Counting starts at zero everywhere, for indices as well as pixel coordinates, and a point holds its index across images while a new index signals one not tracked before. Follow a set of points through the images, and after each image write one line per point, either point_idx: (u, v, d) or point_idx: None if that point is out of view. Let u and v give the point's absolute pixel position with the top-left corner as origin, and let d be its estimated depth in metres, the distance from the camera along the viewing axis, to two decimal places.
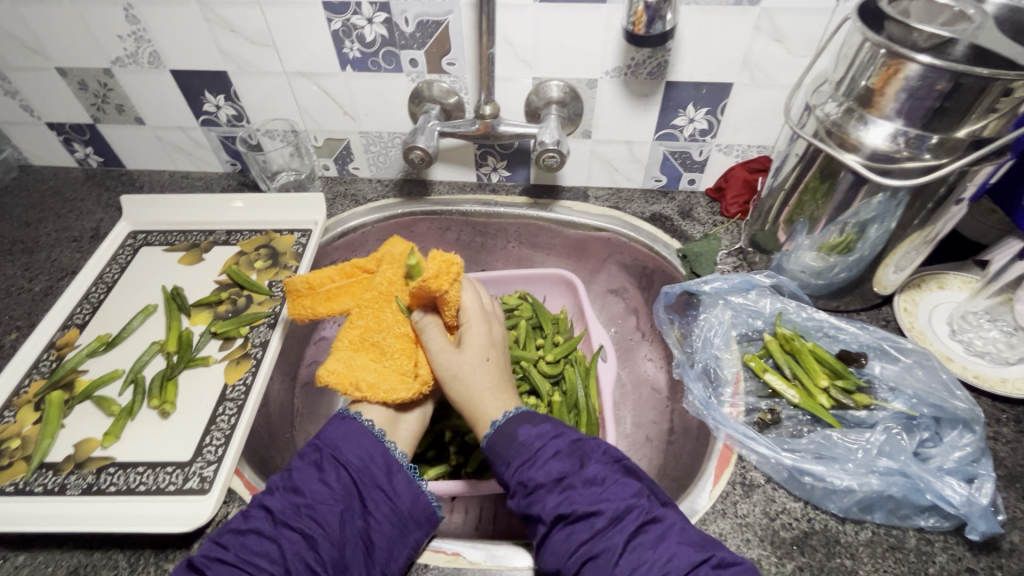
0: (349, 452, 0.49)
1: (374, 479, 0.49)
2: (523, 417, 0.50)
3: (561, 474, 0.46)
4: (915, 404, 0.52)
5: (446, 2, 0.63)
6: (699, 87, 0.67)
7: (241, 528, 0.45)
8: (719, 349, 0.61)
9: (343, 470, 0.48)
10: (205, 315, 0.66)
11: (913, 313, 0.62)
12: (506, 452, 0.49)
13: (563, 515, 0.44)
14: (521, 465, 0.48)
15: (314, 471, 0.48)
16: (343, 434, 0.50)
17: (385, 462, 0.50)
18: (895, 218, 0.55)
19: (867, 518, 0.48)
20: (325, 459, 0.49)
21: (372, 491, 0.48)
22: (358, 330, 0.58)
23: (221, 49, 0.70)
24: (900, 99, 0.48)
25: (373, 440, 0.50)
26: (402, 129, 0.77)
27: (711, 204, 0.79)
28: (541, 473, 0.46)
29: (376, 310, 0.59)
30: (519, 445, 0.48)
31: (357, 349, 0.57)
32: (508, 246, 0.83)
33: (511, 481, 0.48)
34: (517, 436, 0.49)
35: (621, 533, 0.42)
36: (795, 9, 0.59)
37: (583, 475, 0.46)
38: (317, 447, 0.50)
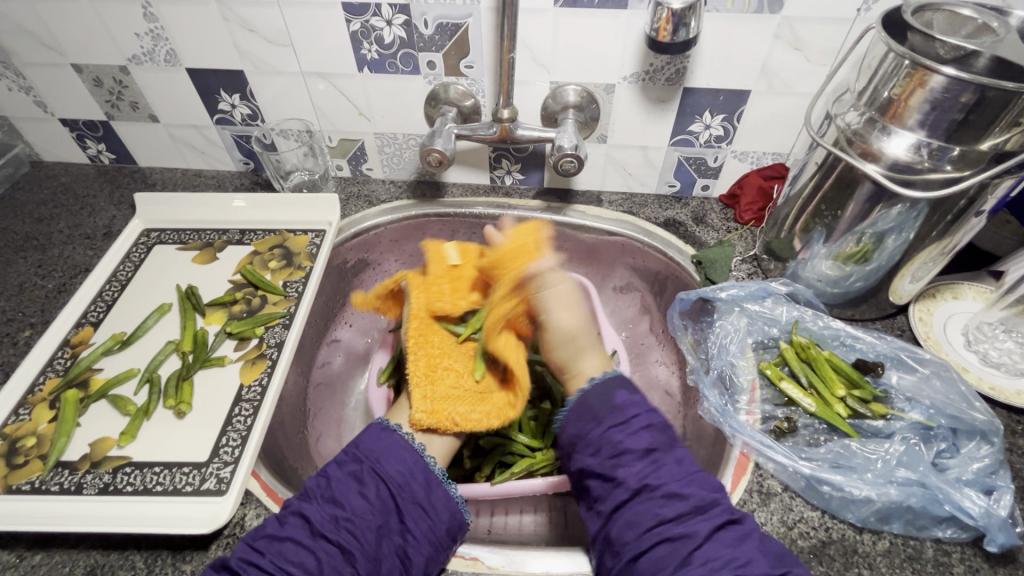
0: (390, 466, 0.49)
1: (413, 495, 0.49)
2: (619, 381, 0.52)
3: (651, 446, 0.47)
4: (933, 415, 0.52)
5: (467, 5, 0.63)
6: (717, 94, 0.67)
7: (277, 534, 0.45)
8: (735, 357, 0.61)
9: (383, 484, 0.48)
10: (220, 315, 0.66)
11: (928, 323, 0.63)
12: (601, 408, 0.49)
13: (648, 486, 0.45)
14: (612, 425, 0.48)
15: (354, 483, 0.48)
16: (384, 447, 0.51)
17: (424, 479, 0.50)
18: (913, 228, 0.56)
19: (885, 528, 0.48)
20: (365, 472, 0.49)
21: (410, 507, 0.48)
22: (423, 360, 0.62)
23: (239, 48, 0.70)
24: (924, 111, 0.48)
25: (413, 456, 0.51)
26: (417, 131, 0.77)
27: (725, 210, 0.79)
28: (632, 440, 0.47)
29: (425, 338, 0.64)
30: (615, 406, 0.49)
31: (431, 380, 0.60)
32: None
33: (596, 440, 0.48)
34: (614, 397, 0.50)
35: (705, 524, 0.43)
36: (815, 18, 0.59)
37: (673, 455, 0.47)
38: (357, 459, 0.50)
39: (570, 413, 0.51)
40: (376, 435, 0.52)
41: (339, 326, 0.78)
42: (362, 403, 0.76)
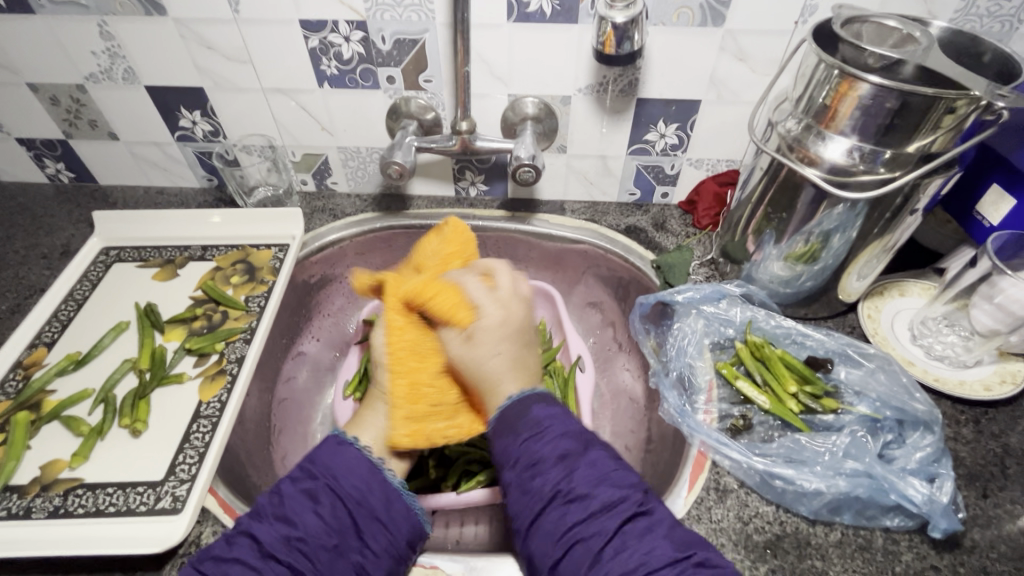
0: (346, 483, 0.49)
1: (372, 511, 0.48)
2: (538, 396, 0.51)
3: (564, 452, 0.46)
4: (879, 407, 0.54)
5: (422, 21, 0.64)
6: (669, 104, 0.69)
7: (226, 555, 0.45)
8: (693, 358, 0.63)
9: (338, 500, 0.48)
10: (180, 331, 0.65)
11: (877, 319, 0.65)
12: (517, 421, 0.49)
13: (561, 493, 0.45)
14: (527, 437, 0.47)
15: (308, 501, 0.47)
16: (342, 463, 0.50)
17: (383, 493, 0.50)
18: (856, 228, 0.58)
19: (837, 520, 0.49)
20: (321, 490, 0.48)
21: (370, 524, 0.48)
22: (404, 379, 0.55)
23: (198, 65, 0.70)
24: (855, 117, 0.50)
25: (370, 470, 0.50)
26: (379, 145, 0.78)
27: (684, 217, 0.81)
28: (547, 449, 0.47)
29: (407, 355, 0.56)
30: (531, 419, 0.49)
31: (414, 401, 0.54)
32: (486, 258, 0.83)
33: (514, 452, 0.47)
34: (530, 411, 0.49)
35: (612, 519, 0.43)
36: (756, 30, 0.62)
37: (586, 458, 0.46)
38: (313, 475, 0.49)
39: (493, 430, 0.50)
40: (333, 449, 0.51)
41: (305, 340, 0.78)
42: (328, 417, 0.75)
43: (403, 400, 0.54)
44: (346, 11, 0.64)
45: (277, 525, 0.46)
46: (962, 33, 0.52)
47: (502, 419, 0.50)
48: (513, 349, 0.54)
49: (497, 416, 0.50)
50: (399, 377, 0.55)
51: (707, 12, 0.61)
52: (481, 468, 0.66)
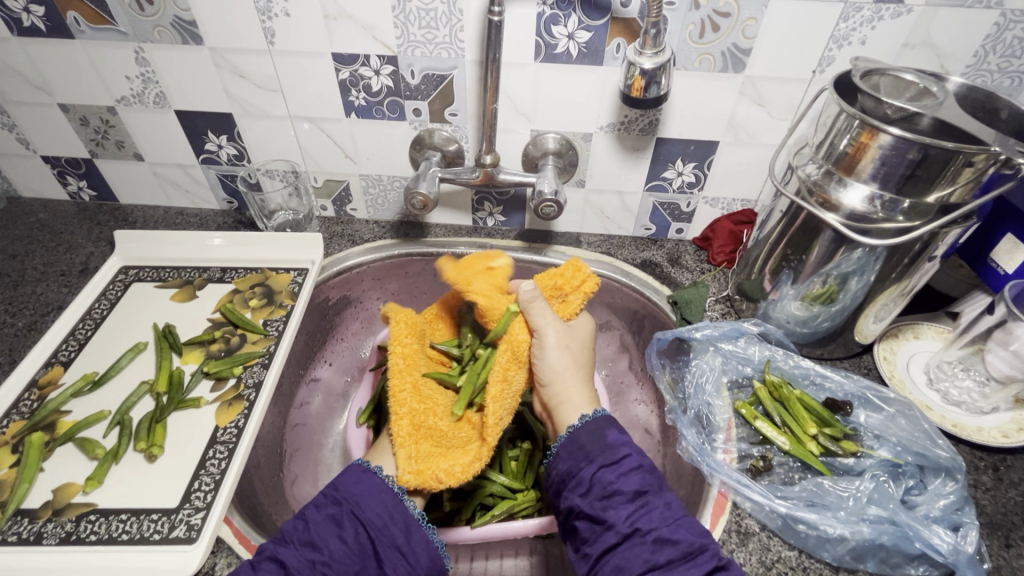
0: (369, 510, 0.49)
1: (392, 539, 0.48)
2: (609, 420, 0.54)
3: (641, 488, 0.48)
4: (900, 452, 0.54)
5: (452, 58, 0.66)
6: (688, 144, 0.71)
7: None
8: (711, 396, 0.63)
9: (360, 527, 0.48)
10: (197, 354, 0.65)
11: (892, 362, 0.65)
12: (592, 447, 0.51)
13: (639, 529, 0.46)
14: (602, 465, 0.50)
15: (332, 526, 0.47)
16: (364, 490, 0.50)
17: (403, 521, 0.49)
18: (874, 271, 0.58)
19: (860, 567, 0.49)
20: (344, 515, 0.48)
21: (389, 552, 0.47)
22: (407, 417, 0.58)
23: (228, 93, 0.72)
24: (875, 166, 0.52)
25: (392, 499, 0.50)
26: (402, 174, 0.79)
27: (699, 252, 0.82)
28: (623, 481, 0.48)
29: (414, 396, 0.61)
30: (606, 444, 0.51)
31: (416, 438, 0.56)
32: None
33: (587, 480, 0.49)
34: (605, 436, 0.52)
35: (694, 570, 0.43)
36: (775, 78, 0.64)
37: (663, 498, 0.48)
38: (336, 501, 0.49)
39: (562, 450, 0.52)
40: (357, 476, 0.51)
41: (318, 365, 0.78)
42: (342, 444, 0.75)
43: (404, 435, 0.56)
44: (379, 46, 0.66)
45: (303, 549, 0.46)
46: (977, 89, 0.54)
47: (575, 438, 0.52)
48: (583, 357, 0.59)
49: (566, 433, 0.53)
50: (400, 416, 0.58)
51: (728, 59, 0.63)
52: (496, 501, 0.66)
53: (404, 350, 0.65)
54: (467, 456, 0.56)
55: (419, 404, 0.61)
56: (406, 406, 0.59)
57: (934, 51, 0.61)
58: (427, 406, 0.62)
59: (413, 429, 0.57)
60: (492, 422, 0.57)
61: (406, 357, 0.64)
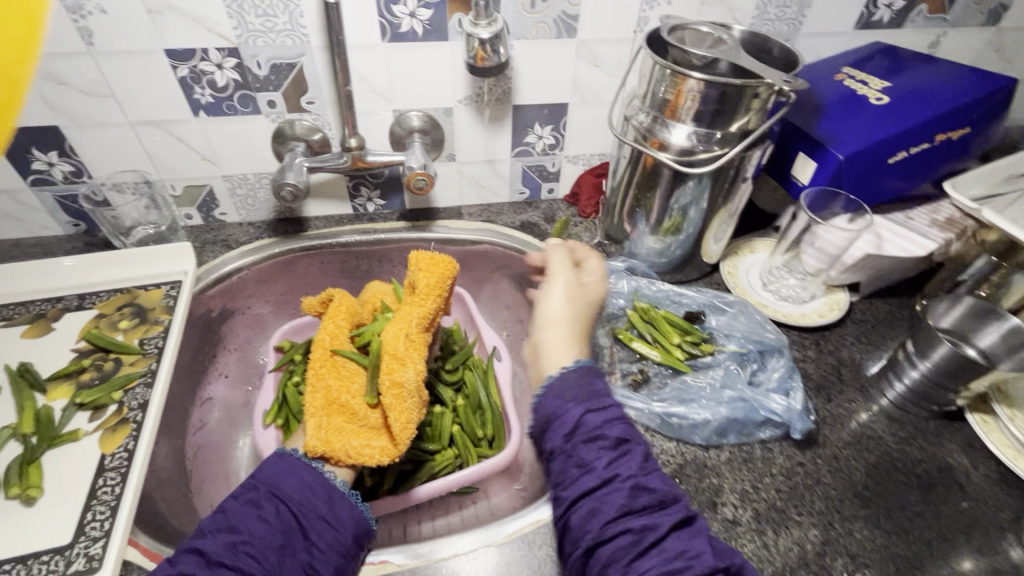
0: (289, 486, 0.49)
1: (316, 510, 0.49)
2: (593, 367, 0.49)
3: (625, 436, 0.45)
4: (744, 343, 0.64)
5: (297, 45, 0.66)
6: (542, 108, 0.77)
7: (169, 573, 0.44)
8: (593, 329, 0.70)
9: (281, 503, 0.48)
10: (67, 387, 0.60)
11: (736, 275, 0.77)
12: (579, 392, 0.47)
13: (616, 476, 0.43)
14: (589, 411, 0.46)
15: (251, 508, 0.47)
16: (282, 470, 0.51)
17: (326, 493, 0.50)
18: (705, 199, 0.68)
19: (724, 441, 0.58)
20: (263, 496, 0.48)
21: (314, 523, 0.49)
22: (322, 394, 0.60)
23: (48, 103, 0.66)
24: (689, 106, 0.61)
25: (312, 475, 0.51)
26: (268, 170, 0.77)
27: (570, 209, 0.89)
28: (609, 425, 0.45)
29: (331, 373, 0.62)
30: (594, 393, 0.47)
31: (328, 412, 0.58)
32: (393, 270, 0.86)
33: (572, 422, 0.45)
34: (595, 383, 0.48)
35: (668, 517, 0.42)
36: (604, 40, 0.71)
37: None
38: (254, 486, 0.49)
39: (545, 390, 0.48)
40: (274, 461, 0.52)
41: (211, 381, 0.75)
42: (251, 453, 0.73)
43: (317, 406, 0.58)
44: (216, 38, 0.64)
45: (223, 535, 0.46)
46: (758, 35, 0.65)
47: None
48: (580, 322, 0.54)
49: (553, 376, 0.49)
50: (316, 390, 0.60)
51: (561, 26, 0.69)
52: (415, 466, 0.69)
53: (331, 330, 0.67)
54: (378, 440, 0.57)
55: (336, 380, 0.62)
56: (326, 381, 0.61)
57: (725, 6, 0.72)
58: (345, 382, 0.63)
59: (327, 403, 0.59)
60: (400, 427, 0.57)
61: (333, 335, 0.66)
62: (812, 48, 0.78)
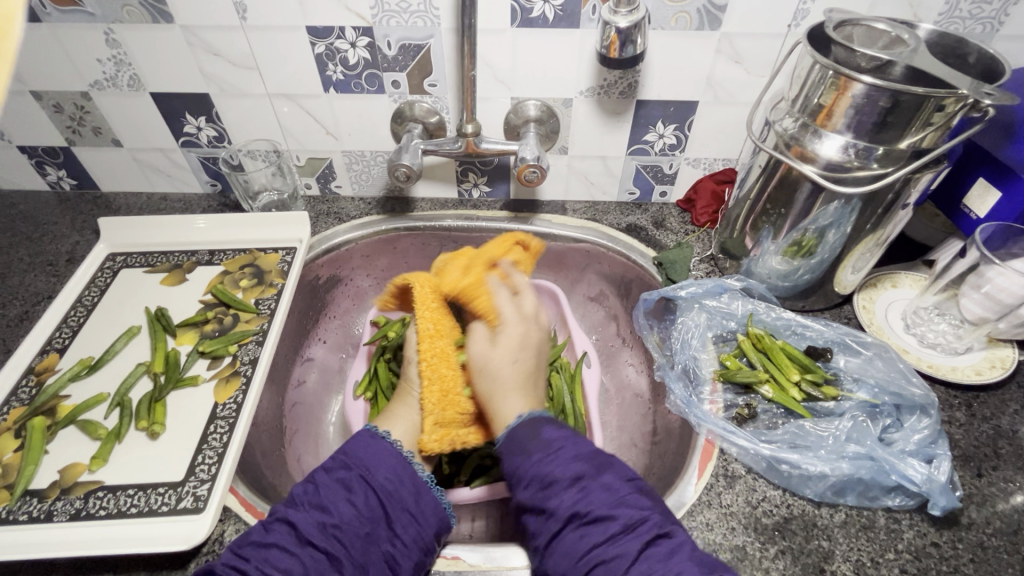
0: (379, 474, 0.51)
1: (403, 501, 0.50)
2: (548, 418, 0.52)
3: (579, 473, 0.47)
4: (877, 393, 0.57)
5: (428, 27, 0.66)
6: (668, 105, 0.72)
7: (263, 540, 0.45)
8: (696, 351, 0.65)
9: (366, 486, 0.50)
10: (192, 335, 0.66)
11: (871, 310, 0.67)
12: (526, 441, 0.50)
13: (578, 515, 0.45)
14: (540, 458, 0.48)
15: (342, 490, 0.49)
16: (375, 454, 0.52)
17: (412, 484, 0.51)
18: (850, 223, 0.60)
19: (840, 502, 0.51)
20: (354, 479, 0.50)
21: (400, 513, 0.49)
22: (437, 385, 0.60)
23: (204, 72, 0.71)
24: (849, 115, 0.53)
25: (402, 462, 0.52)
26: (384, 149, 0.79)
27: (682, 215, 0.83)
28: (561, 468, 0.47)
29: (440, 363, 0.62)
30: (542, 440, 0.50)
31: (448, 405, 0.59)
32: None
33: (525, 473, 0.48)
34: (541, 433, 0.50)
35: (635, 542, 0.43)
36: (751, 34, 0.64)
37: (601, 480, 0.47)
38: (346, 467, 0.51)
39: (524, 424, 0.51)
40: (366, 441, 0.53)
41: (312, 345, 0.79)
42: (341, 418, 0.77)
43: (433, 402, 0.59)
44: (353, 17, 0.65)
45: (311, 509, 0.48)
46: (948, 35, 0.55)
47: (510, 438, 0.51)
48: (518, 367, 0.55)
49: (504, 438, 0.52)
50: (431, 382, 0.60)
51: (704, 16, 0.63)
52: (493, 461, 0.69)
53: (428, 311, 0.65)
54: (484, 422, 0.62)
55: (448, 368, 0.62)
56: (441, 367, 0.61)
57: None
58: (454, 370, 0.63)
59: (443, 395, 0.60)
60: None
61: (434, 321, 0.64)
62: (1011, 53, 0.65)
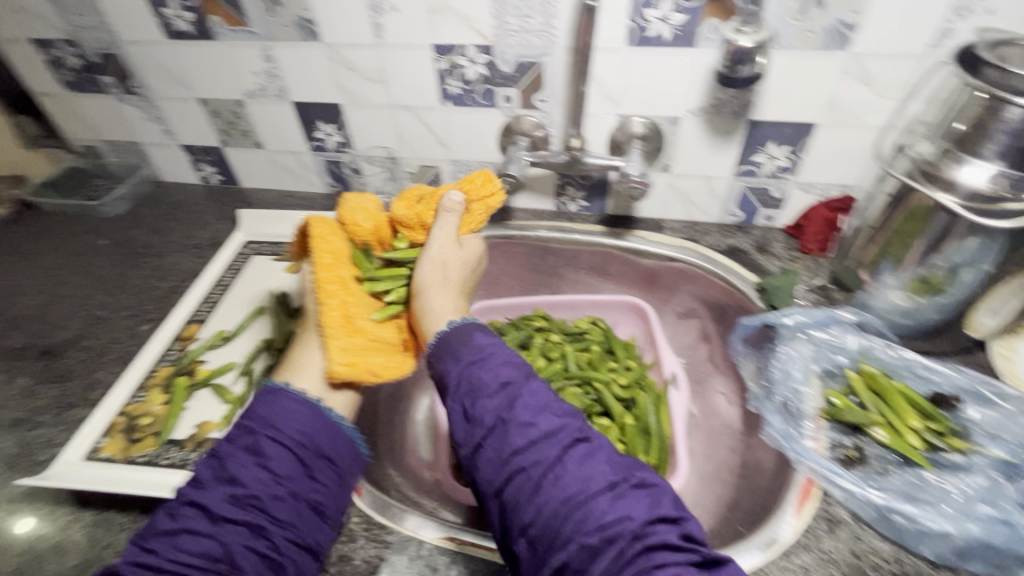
0: (289, 430, 0.48)
1: (317, 447, 0.48)
2: (481, 325, 0.54)
3: (507, 379, 0.48)
4: (1018, 452, 0.51)
5: (545, 45, 0.69)
6: (783, 126, 0.69)
7: (171, 528, 0.43)
8: (799, 383, 0.62)
9: (286, 445, 0.47)
10: (308, 319, 0.72)
11: (1012, 359, 0.60)
12: (455, 344, 0.52)
13: (503, 419, 0.45)
14: (468, 362, 0.50)
15: (251, 458, 0.46)
16: (279, 412, 0.49)
17: (323, 427, 0.50)
18: (992, 261, 0.55)
19: (965, 567, 0.46)
20: (260, 443, 0.47)
21: (316, 462, 0.48)
22: (339, 311, 0.58)
23: (339, 84, 0.79)
24: (1003, 142, 0.49)
25: (308, 409, 0.50)
26: (490, 160, 0.83)
27: (789, 241, 0.80)
28: (491, 373, 0.48)
29: (343, 297, 0.60)
30: (474, 346, 0.51)
31: (350, 332, 0.57)
32: (579, 270, 0.87)
33: (456, 376, 0.49)
34: (472, 338, 0.52)
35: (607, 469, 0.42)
36: (883, 54, 0.61)
37: (529, 386, 0.48)
38: (250, 431, 0.48)
39: (469, 326, 0.54)
40: (269, 399, 0.50)
41: None
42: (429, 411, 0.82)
43: (335, 326, 0.57)
44: (476, 36, 0.70)
45: (264, 474, 0.46)
46: None
47: (442, 342, 0.53)
48: (458, 273, 0.61)
49: (435, 341, 0.53)
50: (331, 307, 0.58)
51: (833, 37, 0.61)
52: None
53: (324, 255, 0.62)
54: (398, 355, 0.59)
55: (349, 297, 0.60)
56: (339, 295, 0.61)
57: None
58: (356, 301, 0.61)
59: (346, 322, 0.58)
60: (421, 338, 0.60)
61: (332, 253, 0.62)
62: None
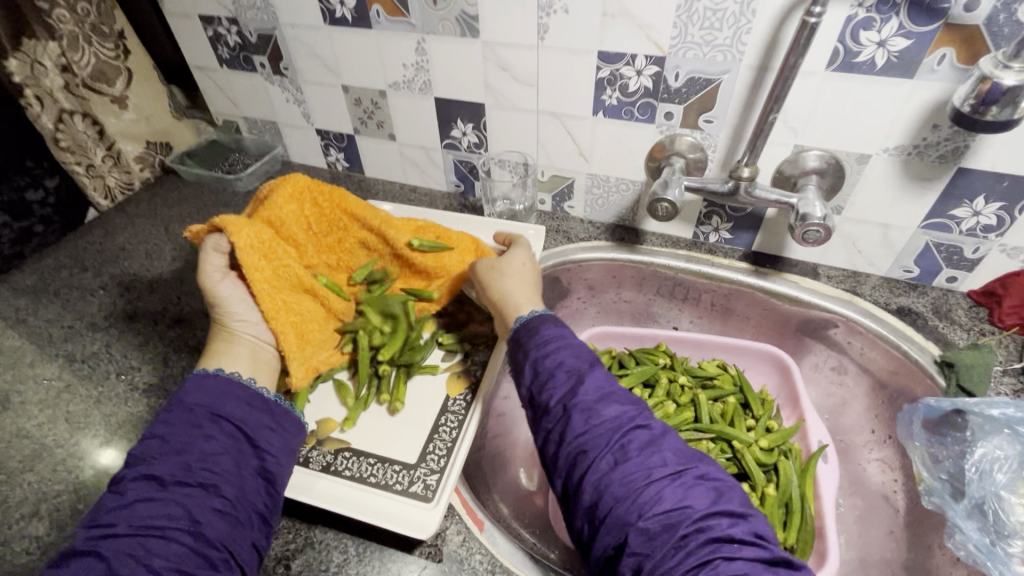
0: (227, 405, 0.47)
1: (258, 420, 0.48)
2: (551, 318, 0.53)
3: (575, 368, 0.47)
4: None
5: (727, 62, 0.62)
6: (1002, 179, 0.59)
7: (118, 508, 0.40)
8: (1003, 488, 0.57)
9: (226, 421, 0.46)
10: (428, 323, 0.69)
11: None
12: (524, 337, 0.52)
13: (570, 404, 0.44)
14: (537, 355, 0.49)
15: (194, 430, 0.44)
16: (212, 389, 0.48)
17: (264, 408, 0.49)
18: None
19: None
20: (202, 416, 0.45)
21: (260, 432, 0.47)
22: (292, 330, 0.58)
23: (487, 84, 0.76)
24: None
25: (250, 395, 0.49)
26: (632, 178, 0.77)
27: (974, 309, 0.69)
28: (574, 359, 0.48)
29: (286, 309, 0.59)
30: (540, 338, 0.51)
31: (303, 347, 0.59)
32: (700, 306, 0.81)
33: (539, 359, 0.49)
34: (539, 330, 0.52)
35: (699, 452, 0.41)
36: None
37: (592, 375, 0.46)
38: (188, 408, 0.46)
39: (546, 316, 0.53)
40: (199, 382, 0.49)
41: None
42: None
43: (292, 343, 0.58)
44: (650, 46, 0.64)
45: (213, 445, 0.44)
46: None
47: (517, 335, 0.53)
48: (524, 269, 0.63)
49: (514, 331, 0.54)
50: (285, 330, 0.58)
51: None
52: None
53: (241, 242, 0.56)
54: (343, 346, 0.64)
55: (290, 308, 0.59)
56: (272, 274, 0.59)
57: None
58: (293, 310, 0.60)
59: (297, 336, 0.59)
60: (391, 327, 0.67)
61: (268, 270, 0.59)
62: None
